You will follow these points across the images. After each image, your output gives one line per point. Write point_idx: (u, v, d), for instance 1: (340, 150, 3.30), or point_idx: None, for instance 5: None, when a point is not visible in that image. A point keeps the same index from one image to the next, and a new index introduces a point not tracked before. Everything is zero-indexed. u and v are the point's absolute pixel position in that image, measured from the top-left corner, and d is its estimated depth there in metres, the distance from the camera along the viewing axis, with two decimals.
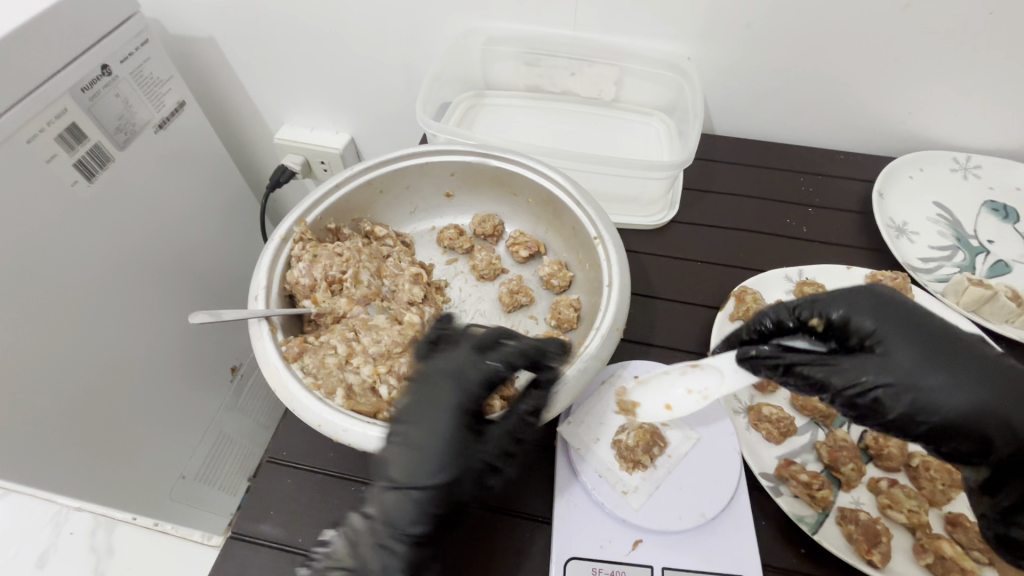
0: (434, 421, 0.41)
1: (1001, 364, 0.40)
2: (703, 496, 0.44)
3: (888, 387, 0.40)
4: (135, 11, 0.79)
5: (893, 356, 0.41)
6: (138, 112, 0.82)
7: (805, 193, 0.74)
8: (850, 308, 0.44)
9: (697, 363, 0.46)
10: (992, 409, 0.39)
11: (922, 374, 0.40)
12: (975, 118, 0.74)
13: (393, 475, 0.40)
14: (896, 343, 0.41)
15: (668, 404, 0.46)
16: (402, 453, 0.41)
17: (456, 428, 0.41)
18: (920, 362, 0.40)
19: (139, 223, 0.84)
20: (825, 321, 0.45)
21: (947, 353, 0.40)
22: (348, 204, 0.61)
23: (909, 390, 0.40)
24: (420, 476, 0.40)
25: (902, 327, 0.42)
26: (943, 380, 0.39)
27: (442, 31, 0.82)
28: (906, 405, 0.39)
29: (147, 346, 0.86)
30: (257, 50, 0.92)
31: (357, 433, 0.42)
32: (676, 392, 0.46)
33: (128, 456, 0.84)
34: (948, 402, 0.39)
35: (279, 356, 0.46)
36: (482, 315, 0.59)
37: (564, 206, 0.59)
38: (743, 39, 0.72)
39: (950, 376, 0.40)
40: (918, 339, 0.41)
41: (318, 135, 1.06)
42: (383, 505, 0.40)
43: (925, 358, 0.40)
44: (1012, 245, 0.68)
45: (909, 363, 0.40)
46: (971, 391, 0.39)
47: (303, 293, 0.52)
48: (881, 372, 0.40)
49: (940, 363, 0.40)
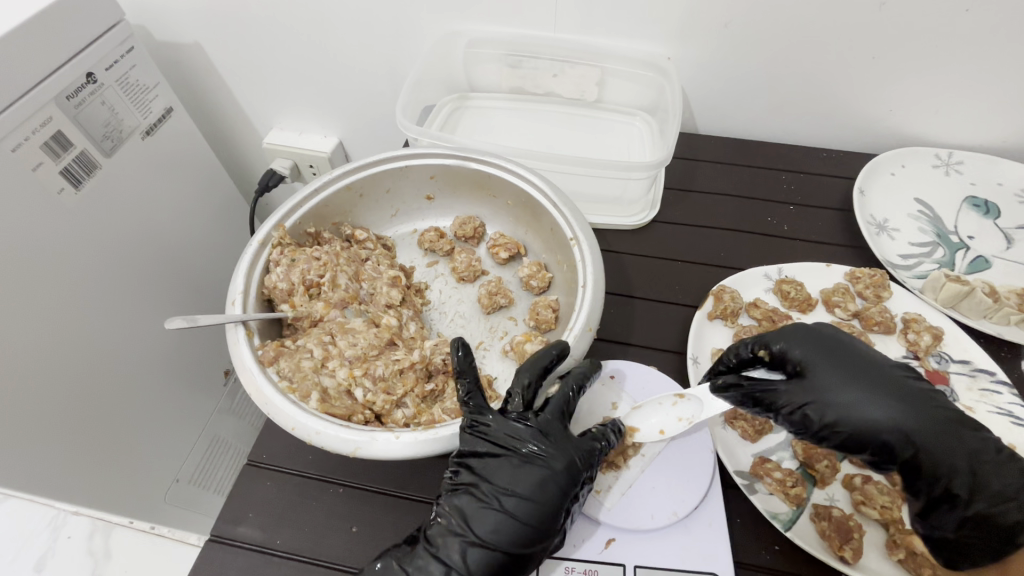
0: (527, 482, 0.42)
1: (919, 392, 0.43)
2: (676, 495, 0.45)
3: (819, 409, 0.43)
4: (121, 18, 0.79)
5: (823, 381, 0.44)
6: (126, 119, 0.83)
7: (786, 191, 0.74)
8: (788, 341, 0.47)
9: (682, 393, 0.48)
10: (909, 430, 0.41)
11: (848, 395, 0.43)
12: (956, 114, 0.74)
13: (482, 532, 0.40)
14: (826, 369, 0.44)
15: (662, 429, 0.47)
16: (494, 514, 0.41)
17: (549, 494, 0.41)
18: (845, 385, 0.43)
19: (127, 229, 0.85)
20: (768, 353, 0.47)
21: (870, 378, 0.43)
22: (328, 208, 0.61)
23: (838, 408, 0.43)
24: (507, 539, 0.40)
25: (827, 355, 0.45)
26: (866, 399, 0.42)
27: (425, 34, 0.83)
28: (833, 425, 0.42)
29: (137, 352, 0.87)
30: (244, 55, 0.92)
31: (330, 436, 0.42)
32: (668, 418, 0.47)
33: (119, 461, 0.84)
34: (873, 418, 0.42)
35: (254, 360, 0.46)
36: (461, 317, 0.59)
37: (542, 207, 0.60)
38: (723, 38, 0.72)
39: (871, 397, 0.43)
40: (845, 366, 0.44)
41: (306, 139, 1.07)
42: (464, 560, 0.40)
43: (850, 381, 0.43)
44: (992, 241, 0.68)
45: (836, 386, 0.43)
46: (888, 409, 0.42)
47: (281, 297, 0.52)
48: (811, 394, 0.43)
49: (863, 385, 0.43)
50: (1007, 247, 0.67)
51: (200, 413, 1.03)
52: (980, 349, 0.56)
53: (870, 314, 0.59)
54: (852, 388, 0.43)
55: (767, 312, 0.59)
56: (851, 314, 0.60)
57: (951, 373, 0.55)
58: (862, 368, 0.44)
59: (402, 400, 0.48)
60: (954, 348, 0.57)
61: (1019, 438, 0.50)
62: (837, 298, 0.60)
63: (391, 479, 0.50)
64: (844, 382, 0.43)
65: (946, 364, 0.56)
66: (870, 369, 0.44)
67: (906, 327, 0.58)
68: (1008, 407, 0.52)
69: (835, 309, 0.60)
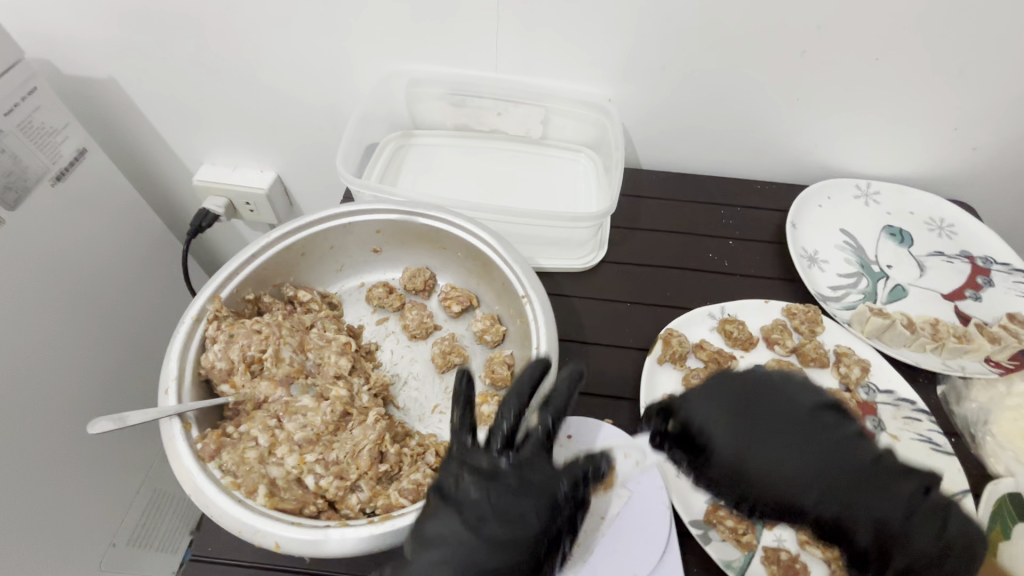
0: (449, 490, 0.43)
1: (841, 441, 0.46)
2: (635, 557, 0.48)
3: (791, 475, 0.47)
4: (20, 58, 0.72)
5: (709, 402, 0.48)
6: (31, 164, 0.75)
7: (726, 226, 0.77)
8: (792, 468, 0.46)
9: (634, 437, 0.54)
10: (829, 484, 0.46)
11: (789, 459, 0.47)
12: (871, 150, 0.80)
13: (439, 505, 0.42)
14: (712, 394, 0.49)
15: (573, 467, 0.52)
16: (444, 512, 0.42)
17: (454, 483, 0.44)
18: (758, 440, 0.46)
19: (38, 281, 0.77)
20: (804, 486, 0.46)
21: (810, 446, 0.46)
22: (268, 270, 0.58)
23: (854, 507, 0.44)
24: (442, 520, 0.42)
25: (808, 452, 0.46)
26: (763, 449, 0.46)
27: (363, 72, 0.79)
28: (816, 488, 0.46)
29: (60, 415, 0.80)
30: (167, 90, 0.86)
31: (252, 526, 0.40)
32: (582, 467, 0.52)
33: (43, 538, 0.76)
34: (838, 501, 0.44)
35: (193, 457, 0.43)
36: (415, 379, 0.58)
37: (492, 262, 0.60)
38: (659, 80, 0.74)
39: (820, 460, 0.45)
40: (735, 413, 0.47)
41: (241, 175, 1.00)
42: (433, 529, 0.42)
43: (773, 435, 0.46)
44: (908, 269, 0.73)
45: (803, 462, 0.45)
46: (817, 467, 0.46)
47: (220, 377, 0.50)
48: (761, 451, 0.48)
49: (821, 462, 0.45)
50: (921, 275, 0.73)
51: (138, 467, 0.97)
52: (901, 378, 0.61)
53: (806, 350, 0.63)
54: (732, 416, 0.47)
55: (711, 354, 0.62)
56: (789, 349, 0.63)
57: (877, 403, 0.60)
58: (757, 397, 0.48)
59: (357, 483, 0.46)
60: (879, 377, 0.61)
61: (939, 463, 0.54)
62: (775, 335, 0.63)
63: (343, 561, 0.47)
64: (741, 427, 0.47)
65: (873, 395, 0.60)
66: (750, 398, 0.48)
67: (838, 360, 0.62)
68: (928, 434, 0.57)
69: (774, 346, 0.63)
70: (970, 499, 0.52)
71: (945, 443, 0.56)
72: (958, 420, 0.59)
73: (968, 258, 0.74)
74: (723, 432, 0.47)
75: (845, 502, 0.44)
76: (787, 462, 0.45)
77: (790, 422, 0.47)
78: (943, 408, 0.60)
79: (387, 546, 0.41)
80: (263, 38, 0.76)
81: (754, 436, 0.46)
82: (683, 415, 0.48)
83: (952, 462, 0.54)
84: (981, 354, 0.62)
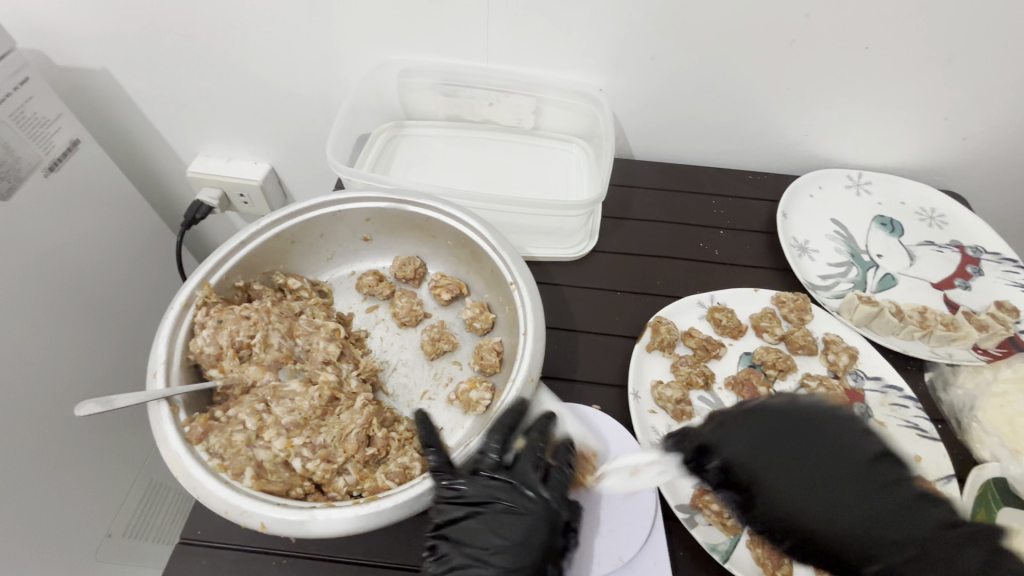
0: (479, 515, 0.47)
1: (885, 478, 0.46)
2: (619, 540, 0.49)
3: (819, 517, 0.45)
4: (12, 48, 0.72)
5: (740, 438, 0.49)
6: (23, 154, 0.75)
7: (716, 215, 0.77)
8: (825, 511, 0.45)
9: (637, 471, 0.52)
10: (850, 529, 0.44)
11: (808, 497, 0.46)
12: (862, 140, 0.80)
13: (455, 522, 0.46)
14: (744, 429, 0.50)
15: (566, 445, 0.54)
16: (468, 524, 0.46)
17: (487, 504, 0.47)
18: (783, 473, 0.47)
19: (31, 271, 0.77)
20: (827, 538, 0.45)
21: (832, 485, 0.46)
22: (258, 258, 0.58)
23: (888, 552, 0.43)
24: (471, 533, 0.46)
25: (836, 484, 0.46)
26: (795, 492, 0.46)
27: (354, 63, 0.79)
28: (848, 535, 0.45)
29: (54, 405, 0.80)
30: (159, 82, 0.86)
31: (241, 511, 0.40)
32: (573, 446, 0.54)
33: (40, 526, 0.76)
34: (880, 538, 0.44)
35: (181, 439, 0.44)
36: (404, 365, 0.58)
37: (481, 249, 0.60)
38: (650, 70, 0.74)
39: (854, 496, 0.45)
40: (763, 446, 0.49)
41: (235, 167, 1.01)
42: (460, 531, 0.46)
43: (788, 466, 0.47)
44: (897, 258, 0.73)
45: (836, 500, 0.45)
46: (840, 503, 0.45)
47: (209, 362, 0.50)
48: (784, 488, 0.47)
49: (850, 496, 0.45)
50: (910, 264, 0.73)
51: (133, 459, 0.97)
52: (888, 366, 0.61)
53: (794, 338, 0.63)
54: (759, 450, 0.49)
55: (700, 342, 0.62)
56: (778, 337, 0.63)
57: (865, 390, 0.60)
58: (783, 433, 0.49)
59: (344, 466, 0.47)
60: (867, 365, 0.62)
61: (925, 450, 0.55)
62: (764, 324, 0.63)
63: (332, 542, 0.47)
64: (771, 462, 0.48)
65: (861, 381, 0.61)
66: (784, 431, 0.49)
67: (827, 348, 0.63)
68: (914, 420, 0.57)
69: (763, 334, 0.63)
70: (954, 485, 0.52)
71: (931, 429, 0.56)
72: (944, 407, 0.59)
73: (958, 247, 0.74)
74: (754, 465, 0.48)
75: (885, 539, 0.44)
76: (817, 501, 0.46)
77: (821, 456, 0.47)
78: (931, 395, 0.60)
79: (375, 526, 0.41)
80: (253, 28, 0.76)
81: (781, 473, 0.47)
82: (719, 454, 0.49)
83: (937, 448, 0.55)
84: (968, 342, 0.62)
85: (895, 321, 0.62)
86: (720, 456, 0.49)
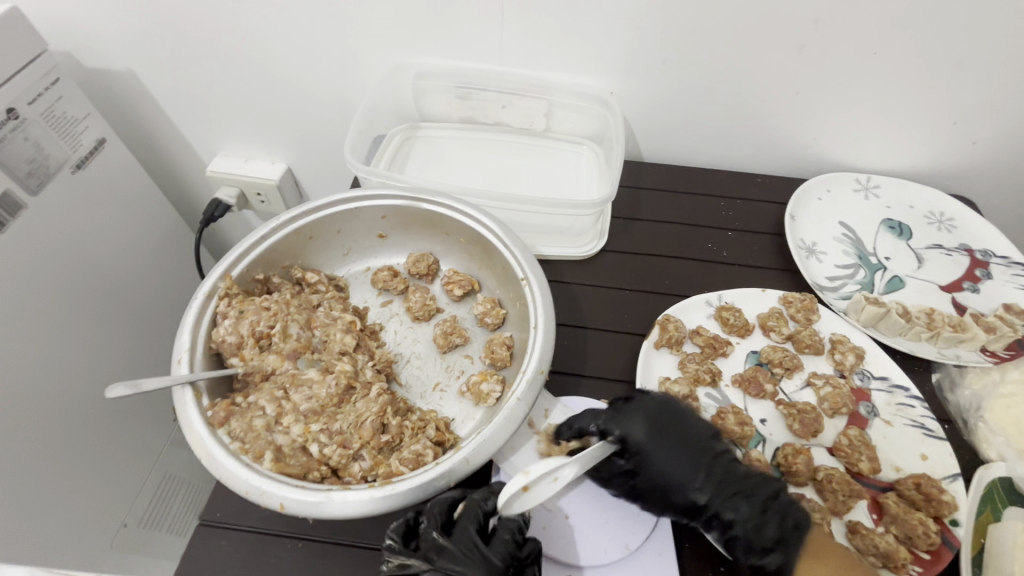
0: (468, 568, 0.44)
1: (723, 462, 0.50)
2: (625, 530, 0.49)
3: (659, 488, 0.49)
4: (45, 50, 0.75)
5: (642, 423, 0.51)
6: (52, 152, 0.78)
7: (725, 217, 0.78)
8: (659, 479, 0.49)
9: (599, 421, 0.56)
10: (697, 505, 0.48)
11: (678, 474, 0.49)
12: (871, 144, 0.80)
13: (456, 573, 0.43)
14: (648, 413, 0.51)
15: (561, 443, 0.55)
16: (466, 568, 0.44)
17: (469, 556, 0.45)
18: (676, 461, 0.50)
19: (56, 264, 0.79)
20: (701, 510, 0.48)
21: (689, 462, 0.50)
22: (277, 252, 0.60)
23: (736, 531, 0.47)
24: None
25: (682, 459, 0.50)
26: (672, 473, 0.49)
27: (372, 66, 0.82)
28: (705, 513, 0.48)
29: (76, 396, 0.82)
30: (183, 84, 0.89)
31: (261, 492, 0.42)
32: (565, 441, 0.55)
33: (59, 513, 0.79)
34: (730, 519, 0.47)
35: (204, 423, 0.45)
36: (417, 358, 0.60)
37: (493, 246, 0.61)
38: (661, 74, 0.75)
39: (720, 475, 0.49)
40: (666, 439, 0.50)
41: (253, 166, 1.03)
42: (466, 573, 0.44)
43: (664, 441, 0.50)
44: (906, 261, 0.74)
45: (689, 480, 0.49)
46: (687, 478, 0.49)
47: (231, 351, 0.52)
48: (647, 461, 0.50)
49: (711, 481, 0.49)
50: (918, 267, 0.73)
51: (148, 450, 0.99)
52: (895, 366, 0.61)
53: (801, 337, 0.64)
54: (660, 438, 0.50)
55: (708, 339, 0.63)
56: (785, 337, 0.64)
57: (872, 389, 0.61)
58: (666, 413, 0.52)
59: (359, 452, 0.48)
60: (874, 365, 0.62)
61: (930, 449, 0.55)
62: (771, 323, 0.64)
63: (347, 528, 0.49)
64: (659, 442, 0.50)
65: (867, 381, 0.61)
66: (677, 430, 0.51)
67: (833, 347, 0.63)
68: (920, 419, 0.58)
69: (770, 333, 0.64)
70: (960, 483, 0.53)
71: (937, 429, 0.56)
72: (950, 407, 0.59)
73: (967, 251, 0.74)
74: (647, 441, 0.50)
75: (746, 527, 0.47)
76: (679, 480, 0.49)
77: (688, 441, 0.51)
78: (938, 396, 0.60)
79: (389, 510, 0.42)
80: (275, 31, 0.79)
81: (665, 453, 0.50)
82: (620, 432, 0.50)
83: (943, 447, 0.55)
84: (976, 344, 0.63)
85: (903, 322, 0.63)
86: (618, 436, 0.50)
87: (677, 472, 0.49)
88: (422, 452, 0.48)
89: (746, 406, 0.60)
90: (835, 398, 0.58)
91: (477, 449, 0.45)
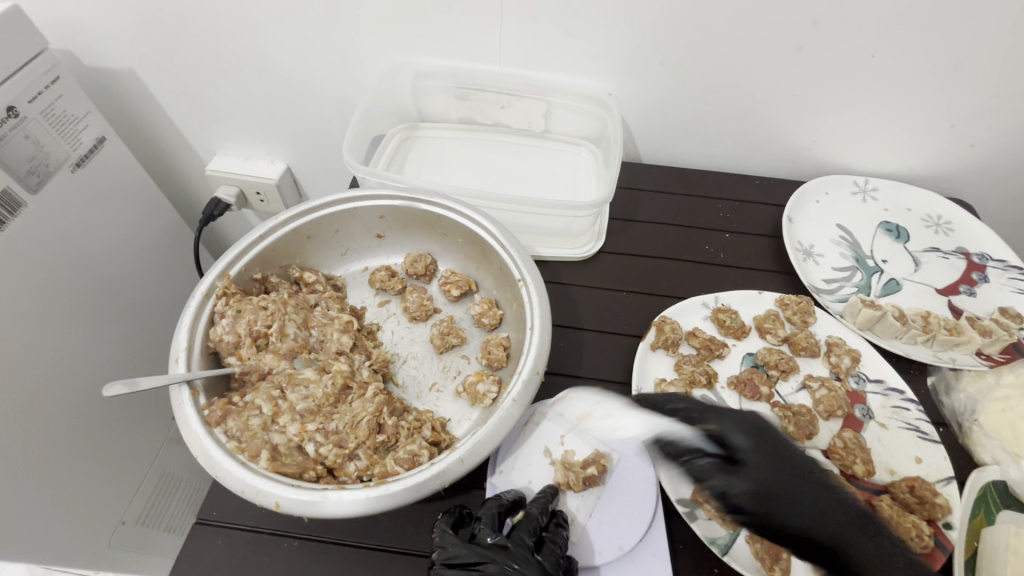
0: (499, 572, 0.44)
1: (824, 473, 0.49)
2: (621, 531, 0.50)
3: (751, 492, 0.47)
4: (45, 48, 0.75)
5: (746, 433, 0.51)
6: (52, 150, 0.78)
7: (723, 219, 0.78)
8: (756, 484, 0.47)
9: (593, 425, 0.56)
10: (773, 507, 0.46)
11: (775, 478, 0.47)
12: (869, 147, 0.81)
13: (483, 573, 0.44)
14: (753, 425, 0.51)
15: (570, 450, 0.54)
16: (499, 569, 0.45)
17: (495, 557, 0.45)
18: (784, 467, 0.48)
19: (55, 261, 0.79)
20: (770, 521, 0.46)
21: (795, 468, 0.48)
22: (275, 251, 0.61)
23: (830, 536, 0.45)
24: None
25: (791, 461, 0.49)
26: (796, 480, 0.48)
27: (371, 66, 0.82)
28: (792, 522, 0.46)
29: (74, 393, 0.83)
30: (183, 82, 0.89)
31: (257, 491, 0.42)
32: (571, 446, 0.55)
33: (56, 510, 0.79)
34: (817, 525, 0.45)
35: (201, 421, 0.45)
36: (414, 358, 0.60)
37: (491, 247, 0.62)
38: (659, 76, 0.76)
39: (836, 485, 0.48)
40: (777, 451, 0.50)
41: (252, 165, 1.03)
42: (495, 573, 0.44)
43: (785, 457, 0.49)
44: (903, 263, 0.74)
45: (817, 488, 0.47)
46: (790, 480, 0.47)
47: (228, 350, 0.52)
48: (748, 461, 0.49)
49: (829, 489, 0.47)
50: (915, 270, 0.73)
51: (146, 448, 1.00)
52: (891, 369, 0.62)
53: (797, 339, 0.64)
54: (763, 448, 0.50)
55: (704, 341, 0.63)
56: (781, 339, 0.64)
57: (867, 392, 0.61)
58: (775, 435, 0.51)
59: (355, 452, 0.48)
60: (870, 368, 0.62)
61: (925, 452, 0.56)
62: (768, 325, 0.64)
63: (344, 527, 0.49)
64: (772, 453, 0.49)
65: (863, 384, 0.61)
66: (782, 446, 0.50)
67: (829, 350, 0.64)
68: (915, 422, 0.58)
69: (767, 335, 0.64)
70: (954, 486, 0.53)
71: (932, 432, 0.57)
72: (946, 410, 0.60)
73: (963, 254, 0.74)
74: (756, 448, 0.50)
75: (830, 528, 0.45)
76: (802, 491, 0.47)
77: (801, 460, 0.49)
78: (933, 399, 0.61)
79: (384, 509, 0.42)
80: (274, 31, 0.79)
81: (781, 464, 0.49)
82: (728, 437, 0.50)
83: (938, 450, 0.55)
84: (972, 347, 0.63)
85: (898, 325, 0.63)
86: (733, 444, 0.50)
87: (787, 477, 0.48)
88: (417, 452, 0.48)
89: (741, 408, 0.60)
90: (830, 400, 0.59)
91: (473, 449, 0.45)
